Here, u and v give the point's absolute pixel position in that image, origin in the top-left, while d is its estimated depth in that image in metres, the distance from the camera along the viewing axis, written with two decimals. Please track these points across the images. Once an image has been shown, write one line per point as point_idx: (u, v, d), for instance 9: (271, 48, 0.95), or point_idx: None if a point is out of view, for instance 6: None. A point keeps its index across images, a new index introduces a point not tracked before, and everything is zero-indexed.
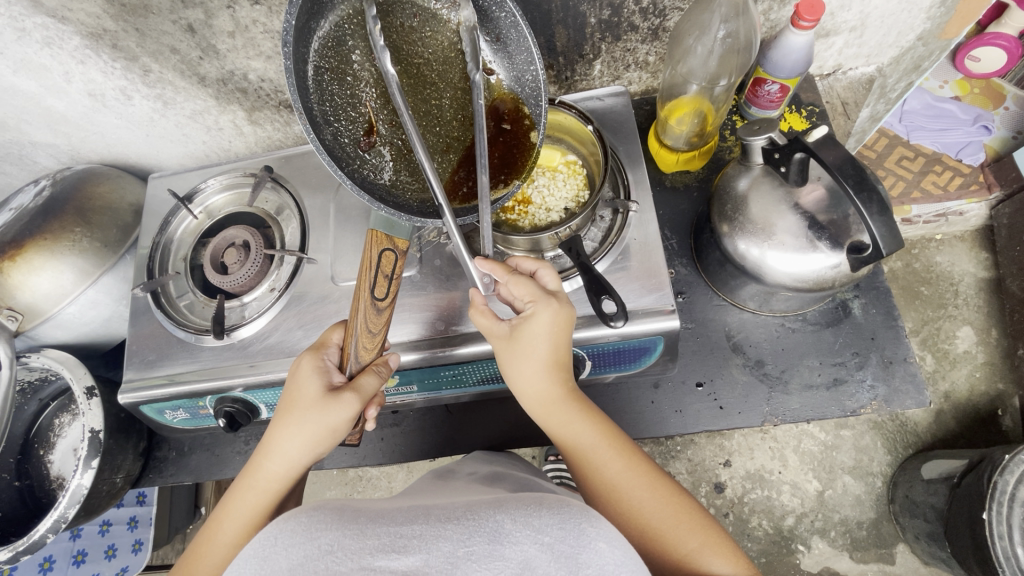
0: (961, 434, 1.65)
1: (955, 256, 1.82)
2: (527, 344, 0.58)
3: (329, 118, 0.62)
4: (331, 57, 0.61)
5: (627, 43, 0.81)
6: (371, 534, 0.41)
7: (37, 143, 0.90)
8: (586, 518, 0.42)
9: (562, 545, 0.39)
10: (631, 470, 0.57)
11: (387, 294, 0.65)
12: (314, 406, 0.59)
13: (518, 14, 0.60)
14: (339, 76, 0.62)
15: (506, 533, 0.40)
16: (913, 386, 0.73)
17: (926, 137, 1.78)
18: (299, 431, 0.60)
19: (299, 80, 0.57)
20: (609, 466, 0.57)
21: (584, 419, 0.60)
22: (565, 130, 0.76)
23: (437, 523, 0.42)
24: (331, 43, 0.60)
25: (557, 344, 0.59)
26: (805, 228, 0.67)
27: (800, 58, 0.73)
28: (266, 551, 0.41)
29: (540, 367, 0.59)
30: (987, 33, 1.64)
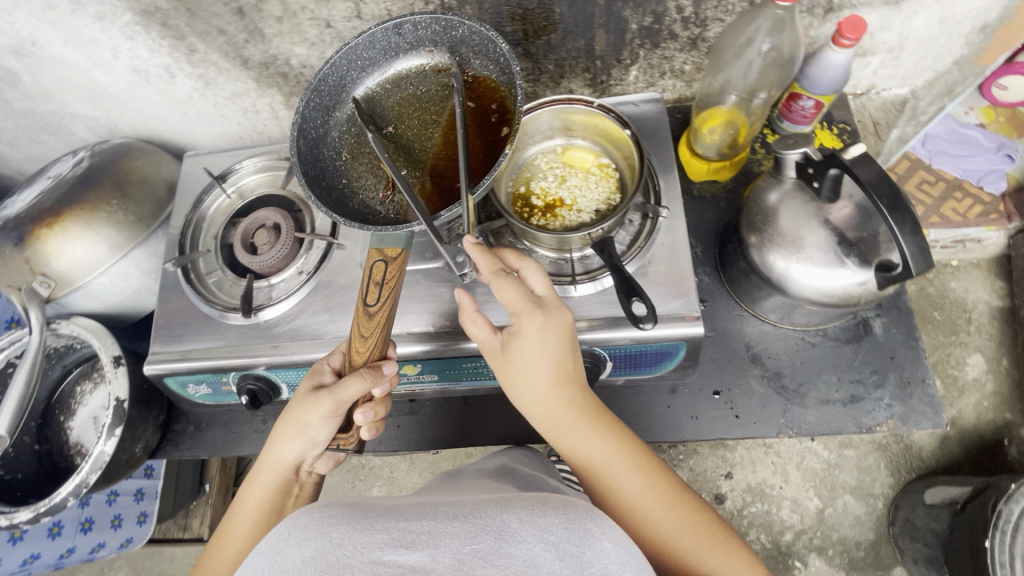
0: (965, 461, 1.64)
1: (969, 283, 1.82)
2: (520, 362, 0.58)
3: (355, 188, 0.69)
4: (345, 147, 0.71)
5: (664, 51, 0.82)
6: (380, 528, 0.41)
7: (77, 114, 0.92)
8: (592, 519, 0.42)
9: (568, 544, 0.40)
10: (649, 487, 0.57)
11: (380, 300, 0.62)
12: (297, 405, 0.61)
13: (461, 20, 0.66)
14: (357, 157, 0.71)
15: (512, 532, 0.41)
16: (930, 408, 0.73)
17: (948, 162, 1.78)
18: (293, 428, 0.61)
19: (317, 169, 0.67)
20: (627, 486, 0.57)
21: (598, 436, 0.59)
22: (602, 133, 0.76)
23: (444, 520, 0.42)
24: (343, 136, 0.71)
25: (555, 360, 0.59)
26: (834, 243, 0.68)
27: (838, 76, 0.74)
28: (279, 546, 0.41)
29: (543, 385, 0.59)
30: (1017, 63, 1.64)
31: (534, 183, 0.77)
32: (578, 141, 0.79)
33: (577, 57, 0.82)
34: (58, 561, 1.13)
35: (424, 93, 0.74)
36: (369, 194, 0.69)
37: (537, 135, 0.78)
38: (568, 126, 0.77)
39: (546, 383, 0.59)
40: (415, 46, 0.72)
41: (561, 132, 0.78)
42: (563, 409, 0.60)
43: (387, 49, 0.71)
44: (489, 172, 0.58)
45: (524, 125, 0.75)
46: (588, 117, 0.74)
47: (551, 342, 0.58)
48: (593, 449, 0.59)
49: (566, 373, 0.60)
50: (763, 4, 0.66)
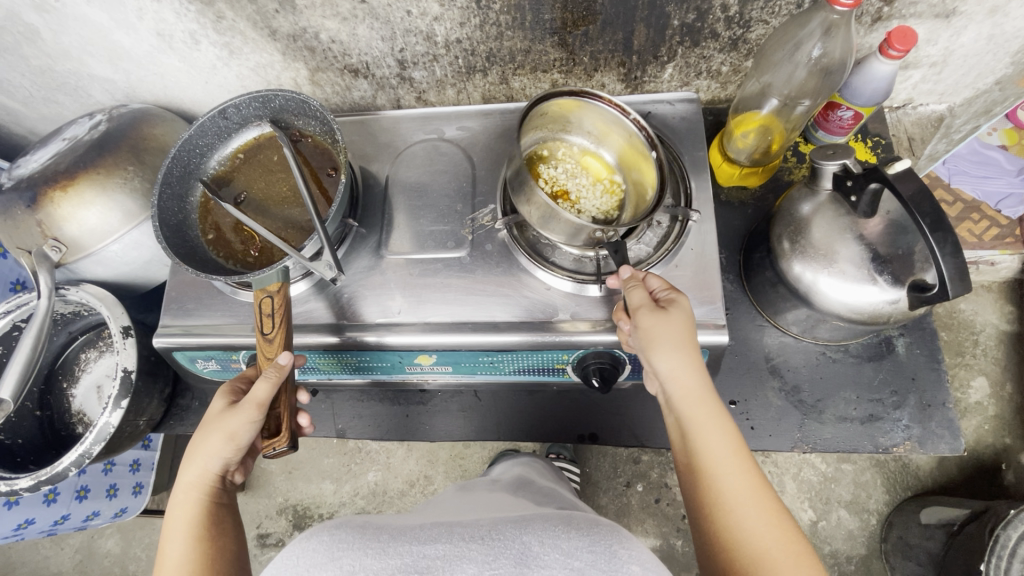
0: (962, 482, 1.64)
1: (979, 306, 1.81)
2: (658, 331, 0.60)
3: (220, 254, 0.75)
4: (202, 218, 0.77)
5: (704, 50, 0.80)
6: (393, 553, 0.45)
7: (95, 76, 0.90)
8: (615, 544, 0.46)
9: (591, 571, 0.43)
10: (756, 493, 0.54)
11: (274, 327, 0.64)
12: (206, 415, 0.61)
13: (280, 92, 0.75)
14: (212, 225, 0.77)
15: (534, 556, 0.44)
16: (949, 432, 0.73)
17: (968, 182, 1.76)
18: (205, 436, 0.60)
19: (184, 247, 0.73)
20: (730, 481, 0.55)
21: (716, 425, 0.58)
22: (622, 156, 0.75)
23: (464, 543, 0.46)
24: (198, 207, 0.77)
25: (688, 339, 0.61)
26: (867, 259, 0.66)
27: (881, 88, 0.71)
28: (294, 569, 0.45)
29: (675, 357, 0.60)
30: None
31: (541, 170, 0.75)
32: None
33: (613, 51, 0.80)
34: (52, 527, 1.10)
35: (263, 158, 0.81)
36: (236, 256, 0.75)
37: (559, 126, 0.76)
38: (591, 132, 0.75)
39: (675, 355, 0.60)
40: (243, 124, 0.79)
41: (584, 132, 0.76)
42: (691, 389, 0.59)
43: (219, 133, 0.78)
44: (328, 213, 0.68)
45: (547, 113, 0.72)
46: (615, 134, 0.73)
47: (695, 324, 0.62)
48: (706, 435, 0.57)
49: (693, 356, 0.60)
50: (817, 7, 0.65)
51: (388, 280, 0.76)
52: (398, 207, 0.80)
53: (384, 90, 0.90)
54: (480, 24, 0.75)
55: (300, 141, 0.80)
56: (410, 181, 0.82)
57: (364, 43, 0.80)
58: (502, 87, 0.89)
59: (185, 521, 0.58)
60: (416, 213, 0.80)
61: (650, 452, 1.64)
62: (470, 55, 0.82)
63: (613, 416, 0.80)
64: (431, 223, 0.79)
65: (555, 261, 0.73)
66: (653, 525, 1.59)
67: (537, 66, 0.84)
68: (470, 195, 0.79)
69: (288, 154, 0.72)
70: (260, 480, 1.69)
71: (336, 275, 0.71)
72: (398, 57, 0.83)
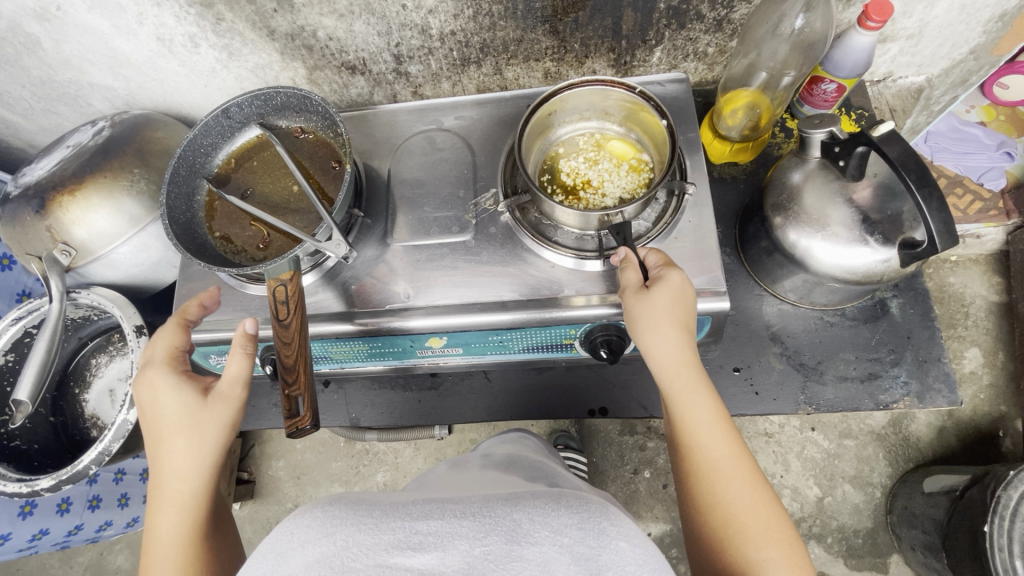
0: (961, 451, 1.68)
1: (968, 278, 1.85)
2: (653, 311, 0.62)
3: (227, 249, 0.76)
4: (209, 214, 0.78)
5: (690, 32, 0.83)
6: (385, 529, 0.41)
7: (96, 85, 0.91)
8: (605, 518, 0.42)
9: (582, 547, 0.40)
10: (738, 461, 0.58)
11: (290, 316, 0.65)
12: (184, 418, 0.60)
13: (284, 90, 0.77)
14: (219, 221, 0.78)
15: (524, 533, 0.40)
16: (945, 385, 0.75)
17: (950, 159, 1.80)
18: (186, 438, 0.59)
19: (194, 243, 0.75)
20: (715, 451, 0.58)
21: (703, 396, 0.61)
22: (644, 129, 0.77)
23: (454, 519, 0.42)
24: (206, 204, 0.79)
25: (681, 318, 0.63)
26: (858, 221, 0.69)
27: (861, 59, 0.74)
28: (284, 547, 0.41)
29: (667, 332, 0.62)
30: (1017, 63, 1.68)
31: (564, 162, 0.78)
32: (612, 126, 0.80)
33: (603, 36, 0.83)
34: (66, 538, 1.10)
35: (267, 155, 0.82)
36: (244, 250, 0.77)
37: (574, 114, 0.79)
38: (610, 111, 0.78)
39: (670, 334, 0.62)
40: (245, 124, 0.81)
41: (603, 117, 0.79)
42: (682, 365, 0.62)
43: (222, 133, 0.80)
44: (335, 206, 0.70)
45: (567, 101, 0.75)
46: (634, 109, 0.74)
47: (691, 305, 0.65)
48: (695, 408, 0.61)
49: (686, 335, 0.63)
50: None
51: (396, 267, 0.78)
52: (401, 197, 0.82)
53: (381, 86, 0.93)
54: (473, 15, 0.78)
55: (301, 138, 0.82)
56: (411, 172, 0.84)
57: (360, 40, 0.82)
58: (496, 77, 0.91)
59: (177, 522, 0.57)
60: (419, 201, 0.82)
61: (655, 437, 1.66)
62: (465, 47, 0.84)
63: (621, 390, 0.82)
64: (435, 210, 0.81)
65: (558, 240, 0.76)
66: (662, 510, 1.60)
67: (530, 55, 0.86)
68: (472, 181, 0.82)
69: (288, 151, 0.73)
70: (269, 487, 1.69)
71: (348, 252, 0.74)
72: (394, 52, 0.85)
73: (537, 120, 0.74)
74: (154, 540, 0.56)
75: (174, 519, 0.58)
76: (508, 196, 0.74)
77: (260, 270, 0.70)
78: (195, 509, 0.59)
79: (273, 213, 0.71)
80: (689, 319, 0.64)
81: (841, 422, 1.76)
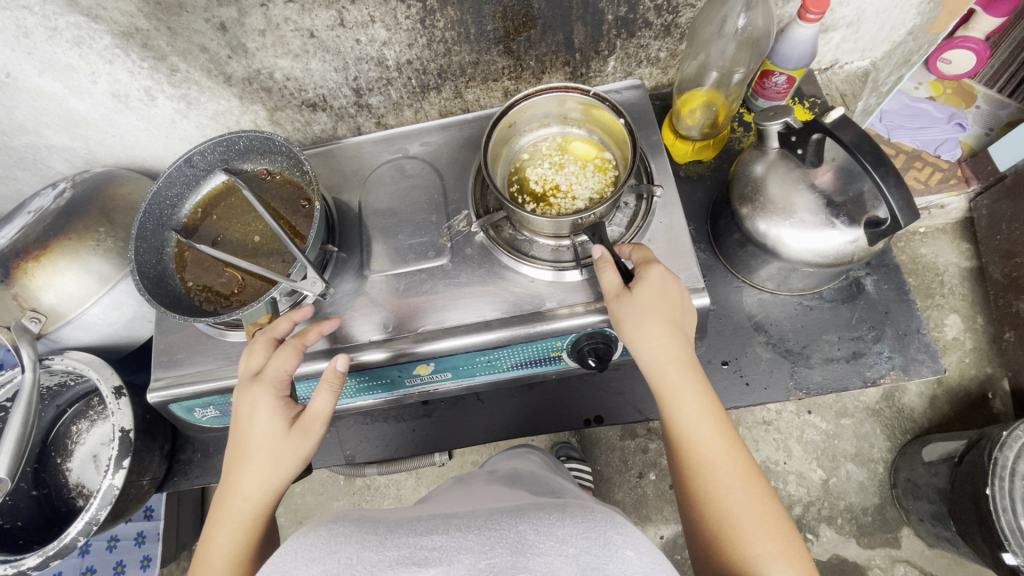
0: (955, 417, 1.70)
1: (938, 248, 1.90)
2: (647, 310, 0.63)
3: (203, 297, 0.75)
4: (181, 266, 0.77)
5: (640, 40, 0.85)
6: (390, 545, 0.40)
7: (53, 146, 0.90)
8: (610, 527, 0.42)
9: (588, 556, 0.39)
10: (731, 456, 0.59)
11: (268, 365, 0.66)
12: (274, 443, 0.59)
13: (243, 133, 0.77)
14: (193, 271, 0.77)
15: (530, 544, 0.40)
16: (927, 355, 0.77)
17: (906, 135, 1.90)
18: (269, 462, 0.59)
19: (169, 296, 0.73)
20: (711, 448, 0.59)
21: (695, 391, 0.62)
22: (606, 129, 0.77)
23: (457, 533, 0.41)
24: (178, 256, 0.78)
25: (674, 320, 0.64)
26: (822, 206, 0.70)
27: (807, 50, 0.77)
28: (288, 567, 0.40)
29: (660, 327, 0.63)
30: (957, 38, 1.76)
31: (530, 169, 0.78)
32: (574, 130, 0.80)
33: (557, 51, 0.85)
34: None
35: (234, 200, 0.82)
36: (219, 297, 0.75)
37: (535, 122, 0.78)
38: (569, 115, 0.78)
39: (660, 337, 0.63)
40: (209, 171, 0.80)
41: (563, 123, 0.79)
42: (674, 362, 0.63)
43: (187, 182, 0.80)
44: (306, 243, 0.69)
45: (527, 111, 0.75)
46: (592, 110, 0.75)
47: (683, 300, 0.65)
48: (686, 406, 0.61)
49: (679, 333, 0.63)
50: None
51: (375, 298, 0.77)
52: (374, 228, 0.82)
53: (344, 120, 0.93)
54: (427, 43, 0.79)
55: (268, 180, 0.81)
56: (382, 202, 0.84)
57: (318, 77, 0.83)
58: (457, 101, 0.93)
59: (235, 538, 0.58)
60: (393, 230, 0.82)
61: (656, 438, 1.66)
62: (423, 74, 0.85)
63: (614, 396, 0.82)
64: (409, 237, 0.81)
65: (534, 255, 0.76)
66: (672, 511, 1.59)
67: (487, 76, 0.88)
68: (443, 205, 0.82)
69: (252, 193, 0.72)
70: None
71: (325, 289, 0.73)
72: (353, 86, 0.86)
73: (498, 135, 0.74)
74: (212, 553, 0.57)
75: (233, 534, 0.58)
76: (481, 218, 0.75)
77: (237, 317, 0.70)
78: (256, 526, 0.59)
79: (243, 256, 0.70)
80: (681, 316, 0.65)
81: (836, 402, 1.78)
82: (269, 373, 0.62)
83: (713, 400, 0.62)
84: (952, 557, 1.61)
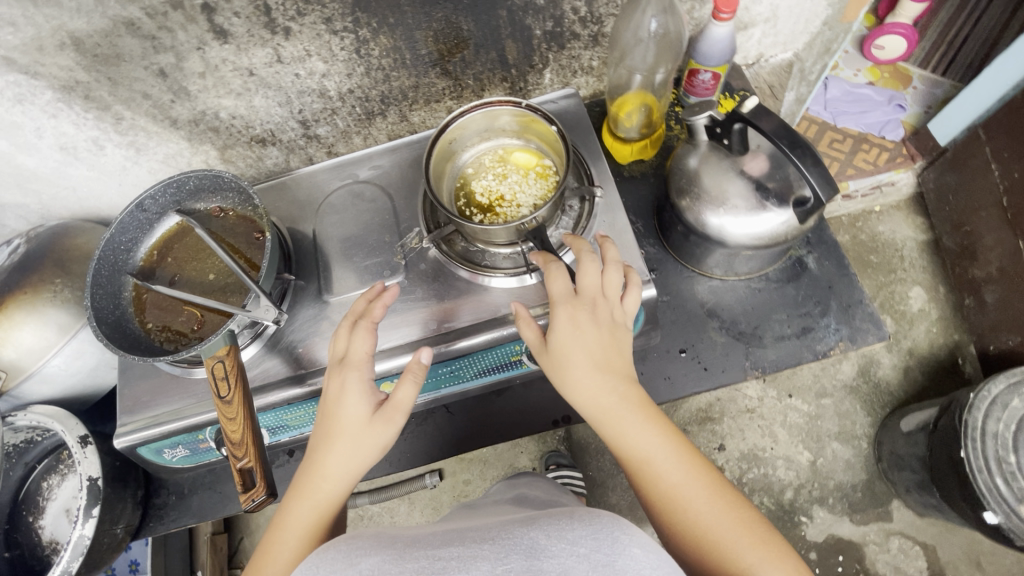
0: (929, 386, 1.75)
1: (895, 224, 1.97)
2: (568, 354, 0.61)
3: (164, 338, 0.76)
4: (139, 310, 0.78)
5: (571, 51, 0.89)
6: (410, 557, 0.41)
7: (5, 204, 0.90)
8: (618, 528, 0.42)
9: (598, 554, 0.40)
10: (691, 472, 0.56)
11: (231, 391, 0.65)
12: (360, 429, 0.56)
13: (192, 174, 0.79)
14: (151, 313, 0.78)
15: (542, 548, 0.41)
16: (872, 324, 0.80)
17: (851, 120, 1.99)
18: (356, 441, 0.56)
19: (129, 340, 0.74)
20: (669, 474, 0.55)
21: (640, 420, 0.59)
22: (542, 137, 0.80)
23: (474, 544, 0.43)
24: (135, 300, 0.79)
25: (604, 351, 0.61)
26: (753, 191, 0.74)
27: (725, 48, 0.81)
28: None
29: (586, 369, 0.60)
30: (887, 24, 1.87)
31: (475, 183, 0.80)
32: (513, 141, 0.83)
33: (493, 69, 0.88)
34: None
35: (189, 240, 0.83)
36: (180, 336, 0.76)
37: (474, 137, 0.81)
38: (506, 127, 0.81)
39: (589, 377, 0.60)
40: (162, 214, 0.82)
41: (501, 135, 0.82)
42: (609, 400, 0.59)
43: (140, 226, 0.81)
44: (260, 274, 0.71)
45: (464, 127, 0.78)
46: (527, 121, 0.78)
47: (603, 329, 0.63)
48: (635, 440, 0.57)
49: (611, 360, 0.61)
50: None
51: (336, 321, 0.78)
52: (330, 253, 0.84)
53: (295, 152, 0.95)
54: (365, 71, 0.82)
55: (221, 217, 0.83)
56: (337, 227, 0.86)
57: (264, 113, 0.85)
58: (404, 124, 0.95)
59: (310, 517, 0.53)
60: (349, 254, 0.83)
61: None
62: (366, 102, 0.88)
63: None
64: (365, 259, 0.82)
65: (488, 264, 0.78)
66: None
67: (429, 98, 0.91)
68: (396, 225, 0.84)
69: (201, 230, 0.74)
70: None
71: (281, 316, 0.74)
72: (299, 118, 0.88)
73: (439, 152, 0.77)
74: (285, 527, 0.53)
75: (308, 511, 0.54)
76: (432, 234, 0.77)
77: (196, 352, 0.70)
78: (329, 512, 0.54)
79: (199, 292, 0.72)
80: (613, 336, 0.63)
81: (815, 384, 1.81)
82: (359, 351, 0.62)
83: (659, 421, 0.59)
84: (943, 524, 1.63)
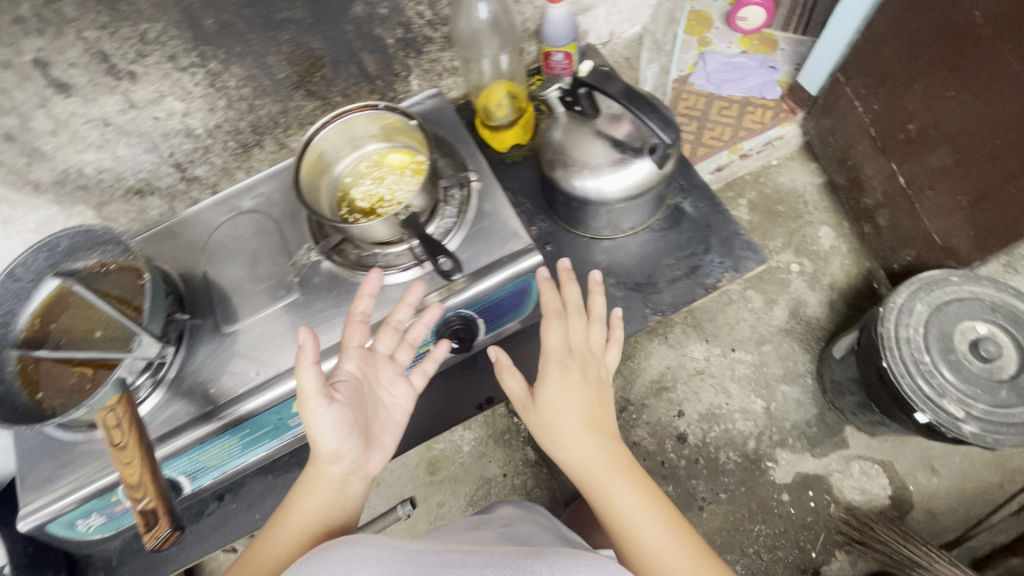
0: (854, 314, 1.86)
1: (793, 174, 2.11)
2: (556, 416, 0.74)
3: (57, 405, 0.73)
4: (27, 382, 0.75)
5: (430, 54, 0.93)
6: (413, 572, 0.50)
7: None
8: (613, 568, 0.52)
9: None
10: (672, 539, 0.66)
11: (124, 435, 0.63)
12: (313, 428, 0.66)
13: (61, 234, 0.77)
14: (41, 383, 0.75)
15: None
16: (750, 251, 0.86)
17: (734, 87, 2.13)
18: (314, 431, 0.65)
19: (16, 413, 0.71)
20: (652, 533, 0.67)
21: (628, 486, 0.71)
22: (408, 135, 0.83)
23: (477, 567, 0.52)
24: (20, 373, 0.75)
25: (591, 410, 0.75)
26: (611, 148, 0.79)
27: (566, 26, 0.89)
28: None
29: (576, 432, 0.73)
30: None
31: (354, 190, 0.82)
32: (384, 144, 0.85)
33: (357, 83, 0.91)
34: None
35: (72, 301, 0.81)
36: (72, 399, 0.73)
37: (344, 147, 0.83)
38: (372, 132, 0.83)
39: (577, 440, 0.73)
40: (37, 280, 0.79)
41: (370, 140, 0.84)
42: (597, 463, 0.72)
43: (15, 297, 0.78)
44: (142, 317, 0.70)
45: (330, 139, 0.79)
46: (390, 123, 0.81)
47: (592, 393, 0.76)
48: (620, 500, 0.70)
49: (595, 426, 0.74)
50: None
51: (238, 350, 0.78)
52: (224, 286, 0.83)
53: (178, 198, 0.95)
54: (228, 104, 0.83)
55: (103, 272, 0.81)
56: (227, 261, 0.85)
57: (133, 162, 0.84)
58: (285, 151, 0.97)
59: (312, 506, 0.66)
60: (243, 284, 0.83)
61: None
62: (238, 134, 0.89)
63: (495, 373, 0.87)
64: (258, 285, 0.82)
65: (380, 264, 0.80)
66: None
67: (302, 121, 0.93)
68: (286, 247, 0.84)
69: (77, 285, 0.72)
70: None
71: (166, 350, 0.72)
72: (172, 162, 0.88)
73: (309, 166, 0.78)
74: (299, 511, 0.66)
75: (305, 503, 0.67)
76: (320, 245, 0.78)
77: (87, 410, 0.67)
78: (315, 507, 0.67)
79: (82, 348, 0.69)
80: (597, 399, 0.76)
81: (753, 334, 1.89)
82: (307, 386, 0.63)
83: (644, 489, 0.71)
84: (895, 440, 1.72)
